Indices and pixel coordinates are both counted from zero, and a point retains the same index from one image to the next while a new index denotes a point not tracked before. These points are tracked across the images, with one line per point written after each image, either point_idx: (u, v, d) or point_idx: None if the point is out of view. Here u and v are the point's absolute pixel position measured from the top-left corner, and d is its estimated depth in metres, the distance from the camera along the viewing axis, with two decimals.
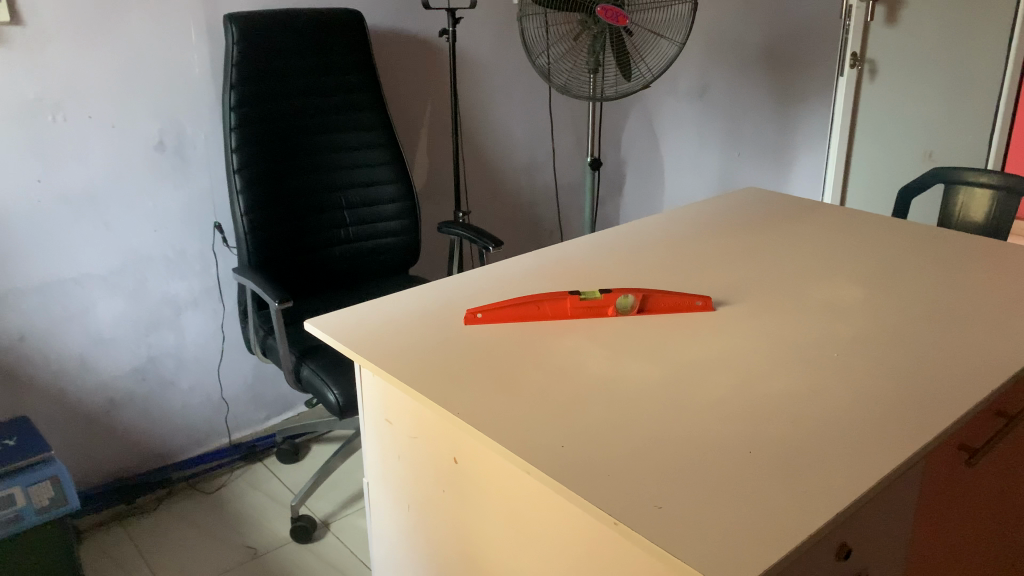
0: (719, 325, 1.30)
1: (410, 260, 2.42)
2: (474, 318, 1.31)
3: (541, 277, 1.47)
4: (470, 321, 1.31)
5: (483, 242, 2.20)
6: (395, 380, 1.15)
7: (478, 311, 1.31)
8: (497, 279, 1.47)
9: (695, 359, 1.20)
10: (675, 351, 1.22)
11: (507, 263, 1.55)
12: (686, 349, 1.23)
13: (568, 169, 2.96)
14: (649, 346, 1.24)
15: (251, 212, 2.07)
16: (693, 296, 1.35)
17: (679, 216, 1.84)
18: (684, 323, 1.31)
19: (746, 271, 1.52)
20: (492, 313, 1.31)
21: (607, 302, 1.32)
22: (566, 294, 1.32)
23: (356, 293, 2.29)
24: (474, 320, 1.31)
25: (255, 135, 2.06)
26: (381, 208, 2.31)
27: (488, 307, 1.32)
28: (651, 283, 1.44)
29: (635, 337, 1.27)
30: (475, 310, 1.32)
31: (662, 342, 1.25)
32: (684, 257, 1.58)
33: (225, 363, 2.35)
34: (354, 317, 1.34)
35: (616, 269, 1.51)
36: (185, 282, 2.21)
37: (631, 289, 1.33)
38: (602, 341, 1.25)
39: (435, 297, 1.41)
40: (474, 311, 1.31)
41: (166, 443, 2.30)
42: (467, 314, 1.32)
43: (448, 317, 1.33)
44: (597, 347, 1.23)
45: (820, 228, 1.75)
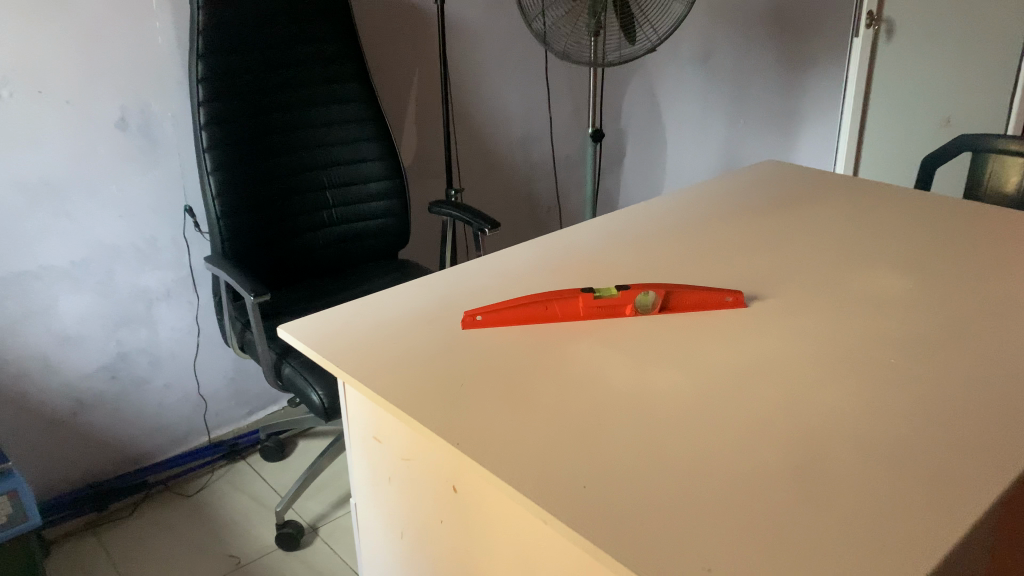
0: (753, 325, 1.14)
1: (399, 243, 2.25)
2: (473, 321, 1.14)
3: (547, 271, 1.30)
4: (469, 325, 1.14)
5: (478, 224, 2.03)
6: (383, 400, 0.98)
7: (477, 313, 1.14)
8: (496, 274, 1.30)
9: (728, 367, 1.04)
10: (705, 357, 1.06)
11: (507, 254, 1.38)
12: (717, 355, 1.06)
13: (566, 140, 2.78)
14: (674, 351, 1.07)
15: (224, 195, 1.89)
16: (722, 291, 1.19)
17: (692, 196, 1.67)
18: (713, 323, 1.14)
19: (776, 259, 1.35)
20: (494, 316, 1.14)
21: (625, 301, 1.16)
22: (578, 292, 1.15)
23: (340, 282, 2.13)
24: (472, 324, 1.14)
25: (226, 111, 1.87)
26: (366, 188, 2.14)
27: (488, 309, 1.15)
28: (672, 276, 1.27)
29: (657, 341, 1.10)
30: (474, 312, 1.15)
31: (689, 348, 1.08)
32: (703, 243, 1.41)
33: (203, 357, 2.19)
34: (334, 321, 1.17)
35: (630, 259, 1.34)
36: (156, 272, 2.03)
37: (651, 285, 1.16)
38: (621, 347, 1.09)
39: (426, 296, 1.24)
40: (472, 314, 1.14)
41: (142, 444, 2.14)
42: (465, 316, 1.15)
43: (442, 320, 1.16)
44: (614, 355, 1.07)
45: (849, 208, 1.58)
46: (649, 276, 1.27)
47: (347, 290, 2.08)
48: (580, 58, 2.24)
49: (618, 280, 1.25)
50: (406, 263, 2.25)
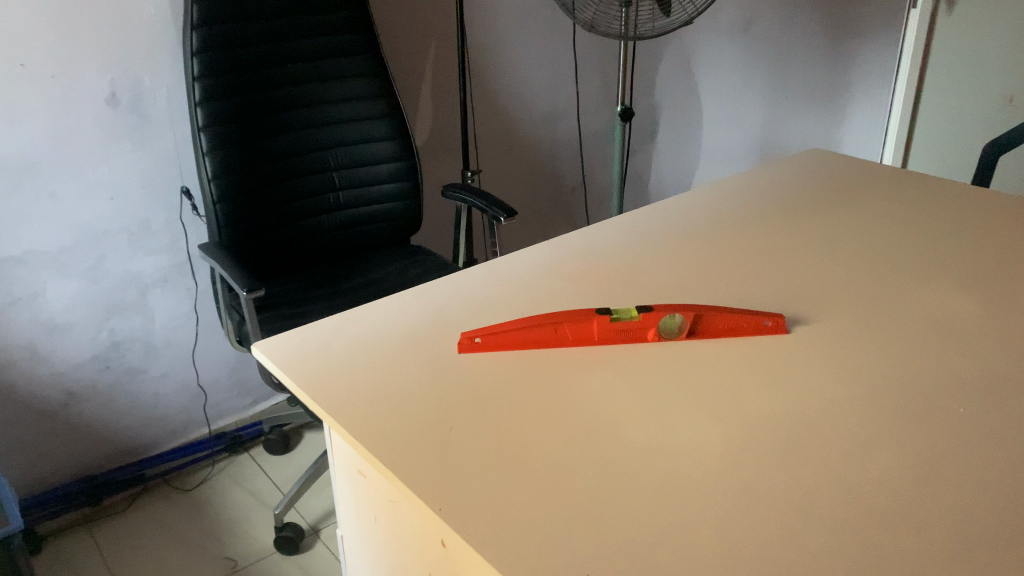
0: (794, 354, 0.98)
1: (411, 228, 2.10)
2: (471, 344, 1.00)
3: (559, 281, 1.16)
4: (466, 349, 1.00)
5: (493, 211, 1.88)
6: (359, 443, 0.85)
7: (476, 335, 1.00)
8: (501, 283, 1.16)
9: (764, 408, 0.88)
10: (736, 393, 0.91)
11: (516, 257, 1.23)
12: (751, 392, 0.91)
13: (594, 116, 2.60)
14: (701, 386, 0.92)
15: (221, 177, 1.76)
16: (760, 313, 1.03)
17: (726, 188, 1.50)
18: (747, 351, 0.99)
19: (822, 268, 1.18)
20: (494, 339, 1.00)
21: (647, 324, 1.00)
22: (593, 314, 1.00)
23: (347, 271, 1.99)
24: (469, 348, 1.00)
25: (223, 86, 1.73)
26: (376, 170, 1.99)
27: (489, 330, 1.01)
28: (702, 290, 1.11)
29: (682, 372, 0.95)
30: (472, 334, 1.01)
31: (719, 381, 0.93)
32: (738, 248, 1.25)
33: (203, 345, 2.08)
34: (314, 339, 1.04)
35: (654, 267, 1.18)
36: (150, 257, 1.92)
37: (678, 307, 1.01)
38: (639, 379, 0.94)
39: (420, 309, 1.10)
40: (470, 336, 1.00)
41: (138, 435, 2.04)
42: (462, 337, 1.01)
43: (437, 341, 1.02)
44: (630, 390, 0.92)
45: (903, 207, 1.41)
46: (676, 290, 1.11)
47: (353, 280, 1.94)
48: (609, 30, 2.06)
49: (640, 294, 1.10)
50: (417, 250, 2.11)
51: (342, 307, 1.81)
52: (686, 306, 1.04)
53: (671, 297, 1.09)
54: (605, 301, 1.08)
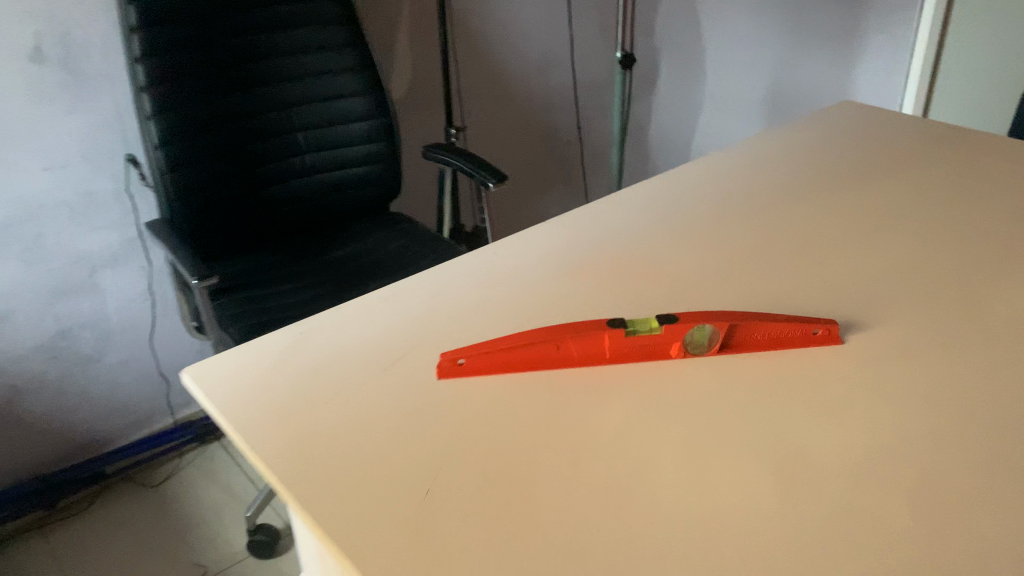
0: (854, 372, 0.79)
1: (389, 194, 1.89)
2: (455, 369, 0.81)
3: (560, 278, 0.96)
4: (448, 375, 0.80)
5: (481, 176, 1.67)
6: (302, 508, 0.66)
7: (461, 358, 0.81)
8: (489, 282, 0.96)
9: (825, 453, 0.70)
10: (787, 432, 0.72)
11: (507, 247, 1.04)
12: (806, 429, 0.72)
13: (590, 63, 2.36)
14: (743, 420, 0.74)
15: (169, 145, 1.53)
16: (808, 321, 0.84)
17: (746, 152, 1.30)
18: (795, 370, 0.80)
19: (872, 254, 0.99)
20: (484, 362, 0.81)
21: (672, 338, 0.81)
22: (605, 327, 0.81)
23: (316, 246, 1.79)
24: (453, 373, 0.81)
25: (166, 37, 1.49)
26: (347, 130, 1.77)
27: (475, 351, 0.81)
28: (732, 290, 0.92)
29: (716, 402, 0.76)
30: (456, 356, 0.81)
31: (764, 414, 0.74)
32: (770, 230, 1.05)
33: (164, 330, 1.89)
34: (261, 361, 0.84)
35: (672, 260, 0.99)
36: (97, 234, 1.70)
37: (708, 317, 0.81)
38: (663, 413, 0.75)
39: (392, 318, 0.90)
40: (453, 359, 0.81)
41: (96, 429, 1.86)
42: (443, 360, 0.81)
43: (412, 362, 0.82)
44: (654, 428, 0.73)
45: (955, 166, 1.20)
46: (700, 290, 0.92)
47: (324, 259, 1.75)
48: None
49: (658, 296, 0.91)
50: (397, 218, 1.91)
51: (311, 292, 1.62)
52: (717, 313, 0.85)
53: (696, 300, 0.90)
54: (615, 308, 0.89)
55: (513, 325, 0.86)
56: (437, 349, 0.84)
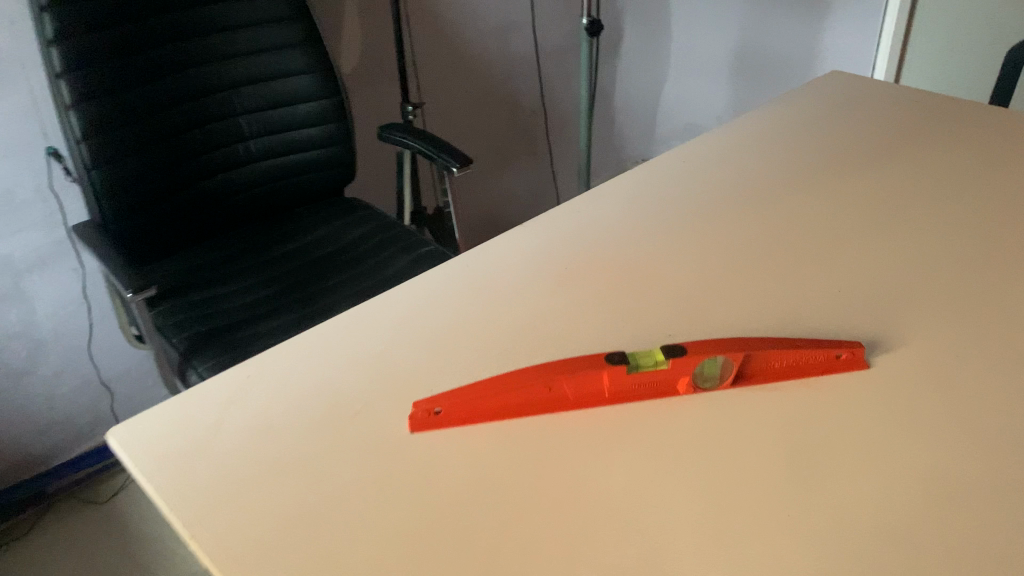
0: (888, 404, 0.69)
1: (343, 178, 1.75)
2: (432, 419, 0.69)
3: (544, 291, 0.84)
4: (424, 428, 0.69)
5: (444, 160, 1.53)
6: None
7: (437, 407, 0.69)
8: (464, 299, 0.83)
9: (868, 514, 0.60)
10: (823, 487, 0.62)
11: (480, 255, 0.91)
12: (843, 482, 0.63)
13: (552, 26, 2.22)
14: (770, 474, 0.64)
15: (96, 137, 1.37)
16: (831, 345, 0.73)
17: (736, 133, 1.18)
18: (821, 404, 0.70)
19: (889, 252, 0.89)
20: (465, 411, 0.69)
21: (680, 373, 0.70)
22: (603, 365, 0.70)
23: (265, 240, 1.65)
24: (430, 424, 0.69)
25: (83, 15, 1.32)
26: (294, 112, 1.61)
27: (453, 398, 0.70)
28: (740, 303, 0.81)
29: (736, 449, 0.66)
30: (431, 405, 0.70)
31: (792, 464, 0.64)
32: (774, 226, 0.94)
33: (103, 337, 1.73)
34: (203, 416, 0.72)
35: (670, 266, 0.88)
36: (19, 236, 1.54)
37: (720, 348, 0.71)
38: (677, 466, 0.65)
39: (353, 353, 0.77)
40: (429, 408, 0.69)
41: (34, 445, 1.71)
42: (417, 409, 0.70)
43: (381, 411, 0.71)
44: (669, 486, 0.63)
45: (962, 143, 1.10)
46: (705, 305, 0.81)
47: (274, 254, 1.61)
48: None
49: (659, 313, 0.79)
50: (353, 205, 1.77)
51: (263, 294, 1.49)
52: (730, 339, 0.74)
53: (701, 317, 0.79)
54: (611, 330, 0.77)
55: (494, 359, 0.74)
56: (409, 394, 0.72)
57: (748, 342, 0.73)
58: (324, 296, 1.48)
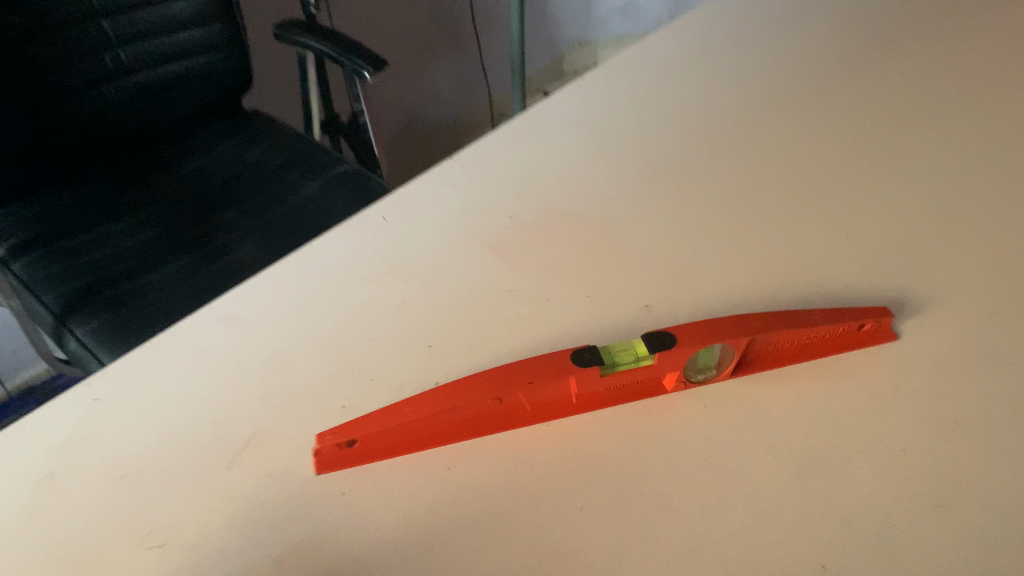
0: (930, 379, 0.55)
1: (235, 86, 1.49)
2: (346, 454, 0.52)
3: (487, 256, 0.67)
4: (336, 466, 0.51)
5: (353, 62, 1.29)
6: None
7: (355, 436, 0.51)
8: (380, 277, 0.65)
9: (932, 546, 0.47)
10: (874, 515, 0.48)
11: (402, 207, 0.72)
12: (895, 503, 0.49)
13: None
14: (802, 497, 0.49)
15: None
16: (852, 315, 0.58)
17: (701, 17, 0.99)
18: (848, 388, 0.55)
19: (904, 176, 0.74)
20: (392, 437, 0.52)
21: (670, 368, 0.54)
22: (572, 369, 0.53)
23: (148, 167, 1.39)
24: (344, 460, 0.51)
25: None
26: (171, 9, 1.33)
27: (373, 423, 0.52)
28: (736, 259, 0.65)
29: (751, 462, 0.51)
30: (344, 433, 0.52)
31: (828, 483, 0.50)
32: (760, 148, 0.78)
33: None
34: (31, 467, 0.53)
35: (644, 212, 0.71)
36: None
37: (721, 333, 0.54)
38: (681, 493, 0.49)
39: (233, 361, 0.59)
40: (341, 438, 0.51)
41: None
42: (325, 440, 0.51)
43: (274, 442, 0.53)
44: (676, 526, 0.48)
45: (963, 23, 0.94)
46: (693, 265, 0.65)
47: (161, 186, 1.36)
48: None
49: (637, 285, 0.63)
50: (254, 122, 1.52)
51: (149, 236, 1.26)
52: (727, 316, 0.57)
53: (691, 285, 0.63)
54: (578, 313, 0.61)
55: (436, 364, 0.58)
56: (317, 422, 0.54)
57: (751, 318, 0.57)
58: (225, 235, 1.26)
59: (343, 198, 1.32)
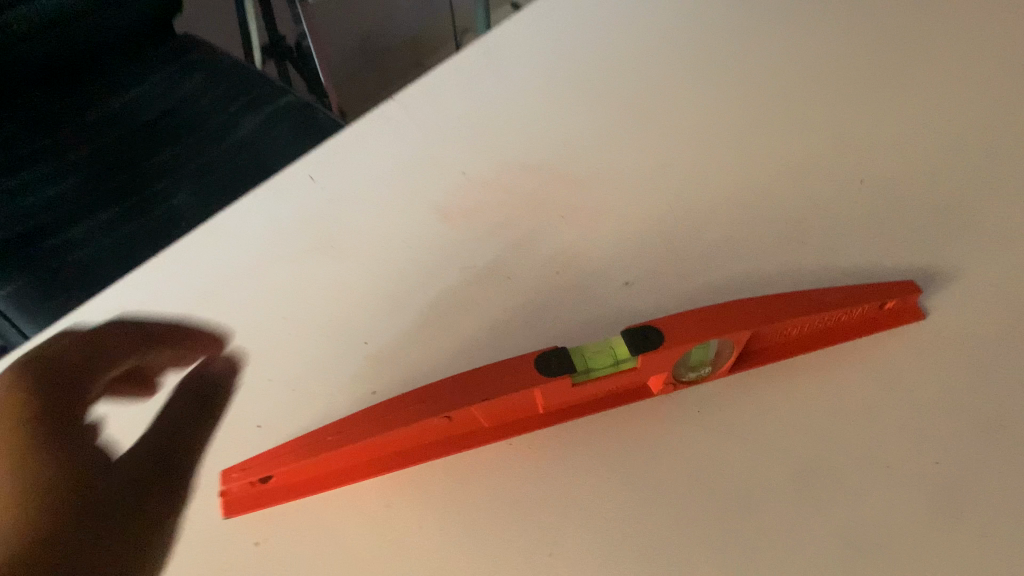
0: (973, 343, 0.46)
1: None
2: (260, 492, 0.44)
3: (434, 224, 0.56)
4: (251, 507, 0.43)
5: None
6: None
7: (269, 473, 0.43)
8: (307, 257, 0.55)
9: (980, 562, 0.39)
10: (905, 525, 0.40)
11: (334, 160, 0.60)
12: (932, 506, 0.40)
13: None
14: (815, 510, 0.41)
15: None
16: (872, 298, 0.47)
17: None
18: (868, 369, 0.46)
19: (940, 77, 0.61)
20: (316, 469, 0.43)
21: (653, 372, 0.44)
22: (533, 385, 0.43)
23: (52, 98, 1.13)
24: (260, 499, 0.44)
25: None
26: None
27: (288, 457, 0.43)
28: (734, 206, 0.54)
29: (751, 470, 0.42)
30: (256, 469, 0.43)
31: (846, 489, 0.41)
32: (766, 54, 0.65)
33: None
34: None
35: (625, 146, 0.59)
36: None
37: (717, 330, 0.44)
38: (668, 517, 0.41)
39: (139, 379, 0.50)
40: (251, 476, 0.43)
41: None
42: (231, 479, 0.43)
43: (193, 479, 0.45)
44: (663, 560, 0.40)
45: None
46: (683, 217, 0.54)
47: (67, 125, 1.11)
48: None
49: (614, 250, 0.53)
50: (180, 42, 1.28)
51: (61, 185, 1.03)
52: (724, 305, 0.46)
53: (679, 242, 0.53)
54: (542, 293, 0.52)
55: (377, 371, 0.49)
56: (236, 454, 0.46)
57: (754, 302, 0.47)
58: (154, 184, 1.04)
59: (292, 140, 1.11)
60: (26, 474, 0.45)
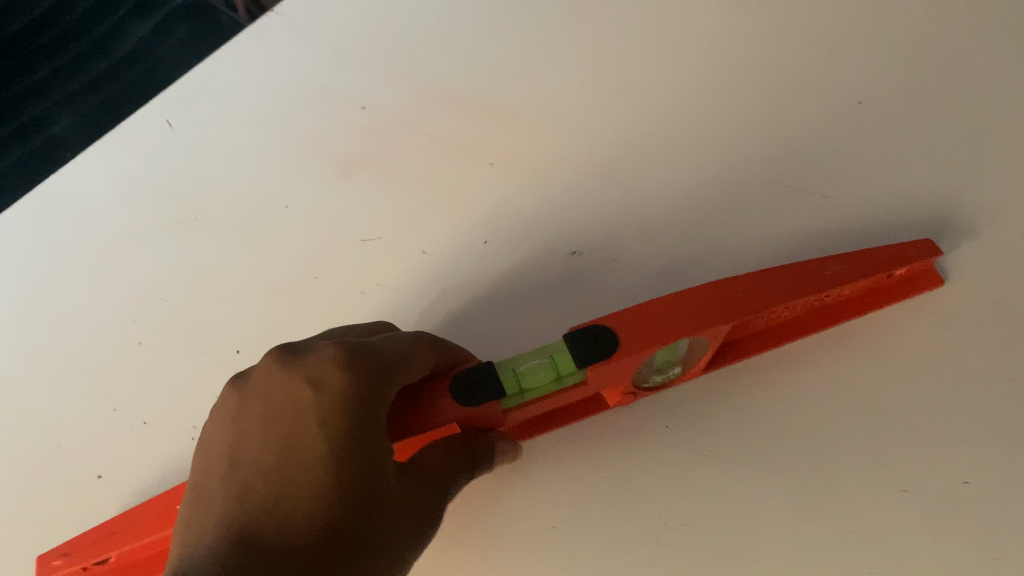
0: (996, 286, 0.37)
1: None
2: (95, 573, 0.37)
3: (324, 192, 0.45)
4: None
5: None
6: None
7: (98, 558, 0.36)
8: (171, 240, 0.45)
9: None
10: (897, 535, 0.33)
11: (201, 104, 0.49)
12: (930, 535, 0.33)
13: None
14: (786, 534, 0.34)
15: None
16: (876, 266, 0.37)
17: None
18: (862, 345, 0.37)
19: None
20: (152, 547, 0.36)
21: (607, 382, 0.34)
22: (442, 421, 0.32)
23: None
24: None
25: None
26: None
27: (116, 537, 0.36)
28: (699, 125, 0.43)
29: (707, 507, 0.35)
30: (83, 552, 0.37)
31: (828, 505, 0.34)
32: None
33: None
34: None
35: (561, 58, 0.46)
36: None
37: (690, 327, 0.33)
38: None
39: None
40: (77, 563, 0.36)
41: None
42: (54, 568, 0.37)
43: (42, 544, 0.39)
44: None
45: None
46: (636, 149, 0.43)
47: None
48: None
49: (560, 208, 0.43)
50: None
51: None
52: (695, 289, 0.35)
53: (632, 185, 0.42)
54: (466, 274, 0.42)
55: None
56: (82, 516, 0.40)
57: (738, 279, 0.36)
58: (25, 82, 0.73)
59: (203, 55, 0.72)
60: (379, 479, 0.29)
